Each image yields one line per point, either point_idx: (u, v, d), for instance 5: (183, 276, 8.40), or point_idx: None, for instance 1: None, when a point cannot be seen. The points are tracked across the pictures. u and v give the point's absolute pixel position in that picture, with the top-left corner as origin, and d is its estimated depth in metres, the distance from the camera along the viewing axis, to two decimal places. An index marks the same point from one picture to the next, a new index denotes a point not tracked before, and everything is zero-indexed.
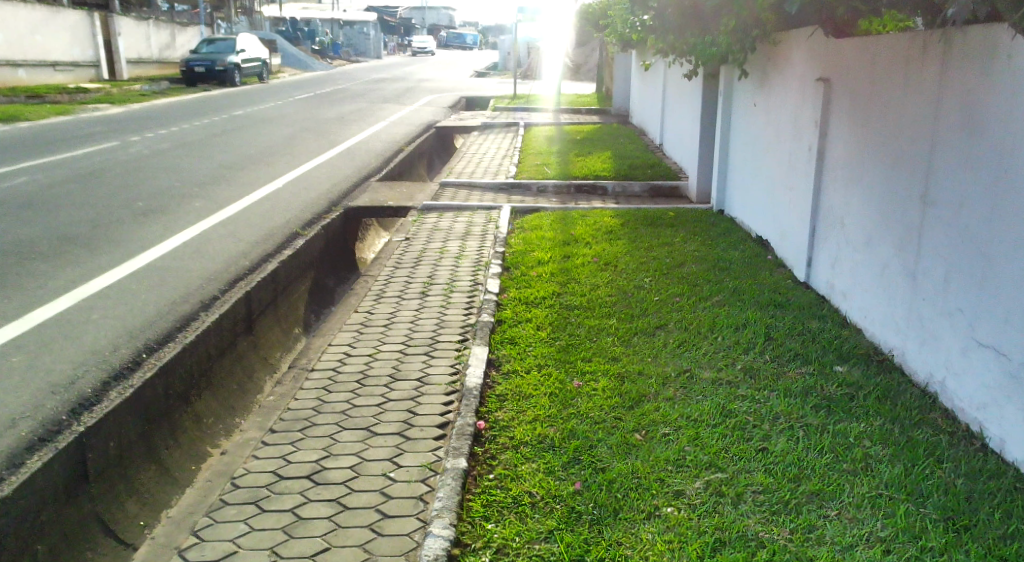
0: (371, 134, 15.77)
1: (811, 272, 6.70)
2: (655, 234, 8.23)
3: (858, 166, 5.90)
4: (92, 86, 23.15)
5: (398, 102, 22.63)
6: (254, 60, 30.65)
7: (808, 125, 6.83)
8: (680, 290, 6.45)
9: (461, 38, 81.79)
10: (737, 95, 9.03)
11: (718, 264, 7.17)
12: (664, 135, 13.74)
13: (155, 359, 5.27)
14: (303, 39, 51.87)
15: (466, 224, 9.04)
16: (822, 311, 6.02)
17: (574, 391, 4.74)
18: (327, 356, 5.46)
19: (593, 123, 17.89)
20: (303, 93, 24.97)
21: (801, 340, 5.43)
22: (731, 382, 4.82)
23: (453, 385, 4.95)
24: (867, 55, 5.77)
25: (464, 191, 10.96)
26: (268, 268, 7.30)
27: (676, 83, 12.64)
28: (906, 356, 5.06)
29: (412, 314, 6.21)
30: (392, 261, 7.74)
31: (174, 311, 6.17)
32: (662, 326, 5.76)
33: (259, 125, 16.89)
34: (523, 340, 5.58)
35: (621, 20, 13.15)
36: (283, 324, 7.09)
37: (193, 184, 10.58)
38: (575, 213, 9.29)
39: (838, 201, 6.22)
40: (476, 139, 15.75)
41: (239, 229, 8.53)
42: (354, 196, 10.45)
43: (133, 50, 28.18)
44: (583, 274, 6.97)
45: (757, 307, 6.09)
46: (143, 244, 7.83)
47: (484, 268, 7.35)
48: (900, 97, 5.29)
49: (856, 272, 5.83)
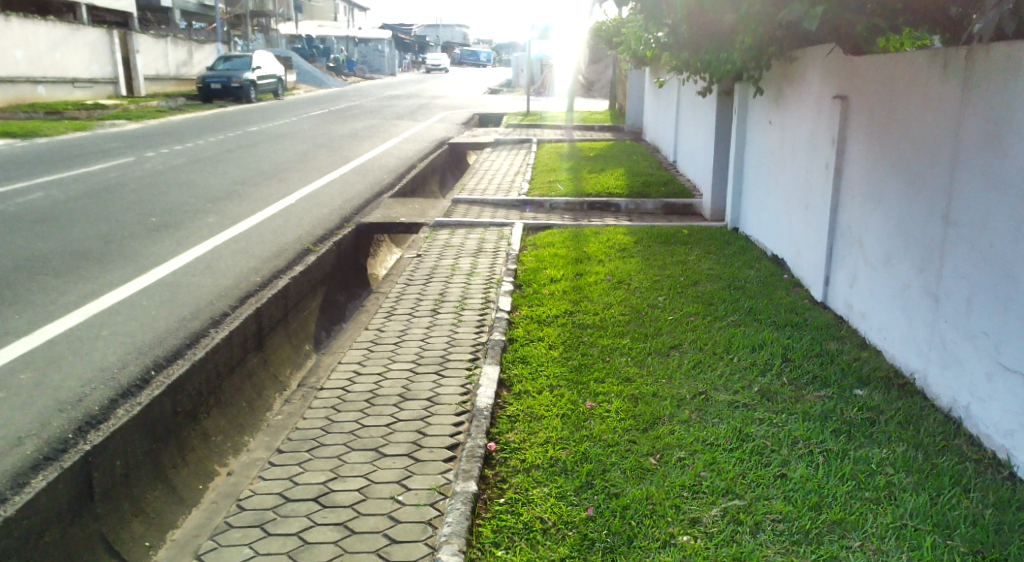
0: (385, 151, 15.76)
1: (828, 292, 6.60)
2: (670, 252, 8.15)
3: (876, 185, 5.81)
4: (110, 103, 23.29)
5: (412, 118, 22.67)
6: (270, 76, 30.79)
7: (824, 143, 6.74)
8: (695, 309, 6.35)
9: (476, 55, 82.14)
10: (752, 112, 8.94)
11: (733, 283, 7.07)
12: (677, 152, 13.67)
13: (163, 377, 5.21)
14: (318, 57, 52.22)
15: (478, 241, 8.98)
16: (840, 332, 5.92)
17: (587, 413, 4.65)
18: (336, 374, 5.40)
19: (605, 139, 17.86)
20: (318, 110, 25.05)
21: (819, 362, 5.32)
22: (748, 405, 4.72)
23: (464, 405, 4.86)
24: (886, 73, 5.69)
25: (477, 208, 10.91)
26: (279, 284, 7.26)
27: (690, 100, 12.58)
28: (928, 380, 4.95)
29: (423, 332, 6.14)
30: (403, 277, 7.68)
31: (183, 328, 6.12)
32: (677, 346, 5.67)
33: (273, 140, 16.92)
34: (535, 360, 5.50)
35: (635, 38, 13.11)
36: (294, 341, 7.03)
37: (207, 200, 10.57)
38: (588, 231, 9.22)
39: (857, 220, 6.12)
40: (489, 156, 15.73)
41: (251, 245, 8.49)
42: (366, 212, 10.42)
43: (150, 67, 28.37)
44: (596, 292, 6.89)
45: (773, 328, 5.99)
46: (154, 260, 7.80)
47: (496, 286, 7.28)
48: (920, 115, 5.21)
49: (875, 293, 5.73)
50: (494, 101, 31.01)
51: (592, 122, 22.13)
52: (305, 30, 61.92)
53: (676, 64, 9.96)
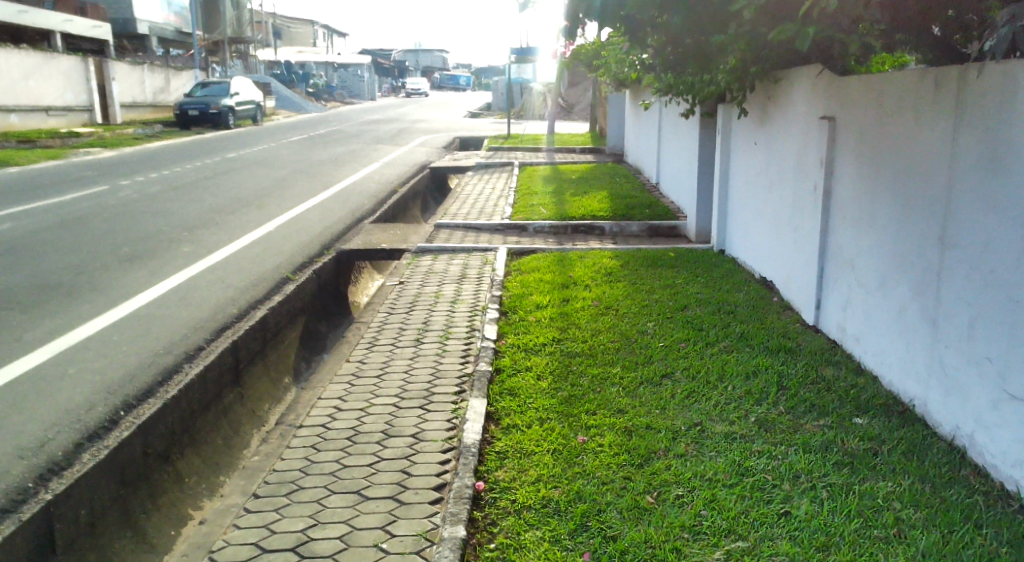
0: (365, 176, 15.59)
1: (820, 315, 6.45)
2: (656, 276, 7.99)
3: (868, 206, 5.68)
4: (85, 131, 23.00)
5: (393, 143, 22.53)
6: (248, 102, 30.60)
7: (812, 164, 6.63)
8: (686, 335, 6.18)
9: (454, 80, 82.38)
10: (736, 133, 8.83)
11: (723, 306, 6.92)
12: (660, 174, 13.57)
13: (133, 418, 4.98)
14: (297, 82, 52.08)
15: (461, 267, 8.80)
16: (834, 357, 5.76)
17: (579, 449, 4.46)
18: (316, 409, 5.18)
19: (587, 162, 17.76)
20: (296, 136, 24.84)
21: (816, 389, 5.16)
22: (746, 437, 4.54)
23: (450, 442, 4.66)
24: (875, 92, 5.58)
25: (460, 232, 10.74)
26: (256, 315, 7.04)
27: (672, 122, 12.49)
28: (929, 407, 4.79)
29: (407, 364, 5.93)
30: (385, 306, 7.48)
31: (155, 364, 5.89)
32: (669, 375, 5.49)
33: (251, 167, 16.70)
34: (522, 391, 5.31)
35: (616, 60, 13.02)
36: (272, 374, 6.81)
37: (183, 228, 10.33)
38: (573, 254, 9.06)
39: (848, 242, 5.99)
40: (471, 180, 15.57)
41: (228, 274, 8.27)
42: (347, 239, 10.22)
43: (127, 94, 28.09)
44: (584, 319, 6.71)
45: (766, 354, 5.82)
46: (127, 292, 7.56)
47: (481, 313, 7.10)
48: (912, 135, 5.08)
49: (869, 316, 5.59)
50: (474, 125, 30.95)
51: (573, 144, 22.03)
52: (284, 56, 61.78)
53: (659, 86, 9.85)
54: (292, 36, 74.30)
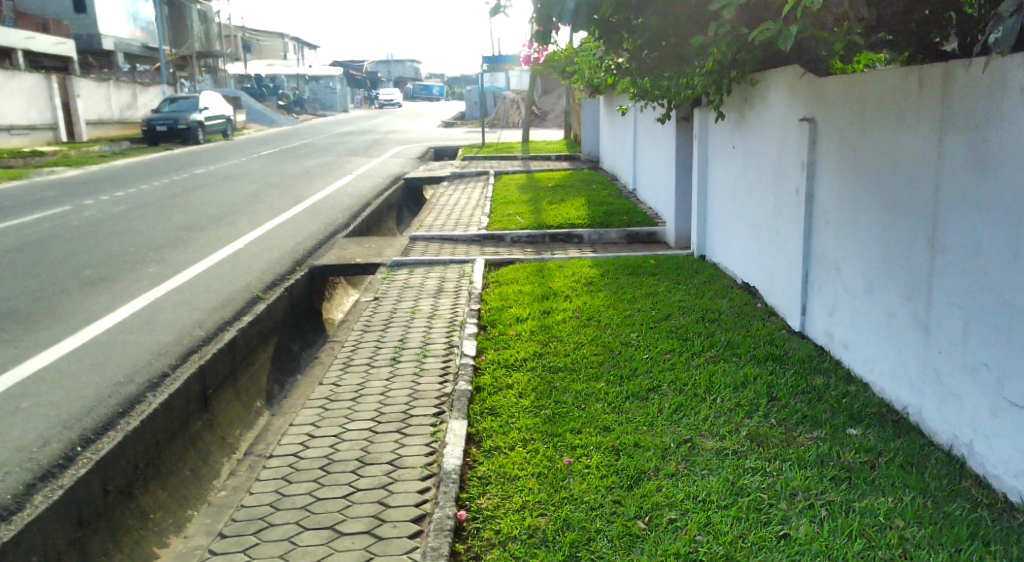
0: (338, 188, 15.35)
1: (806, 321, 6.29)
2: (638, 284, 7.82)
3: (853, 209, 5.53)
4: (50, 150, 22.61)
5: (366, 155, 22.28)
6: (218, 117, 30.25)
7: (793, 167, 6.48)
8: (671, 346, 6.00)
9: (428, 90, 82.19)
10: (713, 137, 8.67)
11: (707, 314, 6.76)
12: (637, 180, 13.41)
13: (90, 454, 4.89)
14: (268, 96, 51.71)
15: (438, 280, 8.58)
16: (823, 364, 5.59)
17: (565, 472, 4.26)
18: (288, 437, 4.96)
19: (563, 168, 17.58)
20: (268, 149, 24.54)
21: (807, 399, 4.98)
22: (738, 453, 4.35)
23: (429, 468, 4.45)
24: (856, 93, 5.43)
25: (435, 244, 10.53)
26: (225, 337, 6.81)
27: (648, 126, 12.35)
28: (924, 415, 4.62)
29: (383, 385, 5.70)
30: (360, 323, 7.25)
31: (116, 394, 5.71)
32: (655, 388, 5.29)
33: (221, 182, 16.42)
34: (503, 411, 5.10)
35: (591, 66, 12.86)
36: (242, 398, 6.59)
37: (149, 248, 10.08)
38: (551, 264, 8.89)
39: (833, 246, 5.84)
40: (446, 190, 15.36)
41: (196, 295, 8.03)
42: (320, 254, 9.98)
43: (93, 111, 27.67)
44: (565, 331, 6.52)
45: (754, 363, 5.65)
46: (88, 317, 7.33)
47: (459, 328, 6.88)
48: (896, 136, 4.94)
49: (858, 321, 5.43)
50: (448, 134, 30.73)
51: (548, 151, 21.85)
52: (255, 70, 61.30)
53: (633, 91, 9.70)
54: (263, 49, 73.80)
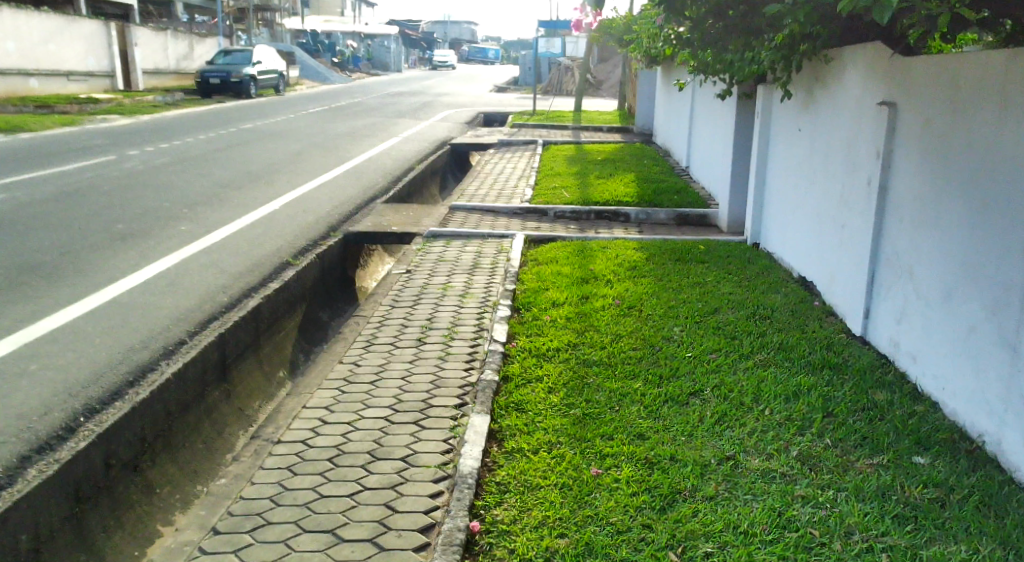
0: (382, 151, 14.96)
1: (869, 326, 5.78)
2: (684, 272, 7.34)
3: (932, 207, 5.01)
4: (104, 97, 22.56)
5: (416, 117, 21.92)
6: (272, 71, 30.05)
7: (865, 156, 5.93)
8: (717, 345, 5.54)
9: (485, 53, 81.52)
10: (776, 117, 8.10)
11: (758, 310, 6.28)
12: (691, 157, 12.84)
13: (92, 427, 4.58)
14: (324, 53, 51.60)
15: (474, 255, 8.18)
16: (885, 377, 5.11)
17: (592, 485, 3.87)
18: (297, 421, 4.61)
19: (615, 141, 17.04)
20: (318, 107, 24.24)
21: (866, 419, 4.53)
22: (788, 476, 3.95)
23: (444, 469, 4.07)
24: (947, 76, 4.88)
25: (476, 215, 10.13)
26: (248, 304, 6.49)
27: (706, 102, 11.74)
28: (1004, 446, 4.17)
29: (405, 369, 5.34)
30: (389, 297, 6.89)
31: (127, 362, 5.41)
32: (698, 393, 4.87)
33: (266, 138, 16.14)
34: (530, 408, 4.72)
35: (650, 35, 12.27)
36: (264, 368, 6.28)
37: (184, 205, 9.80)
38: (595, 244, 8.44)
39: (905, 247, 5.32)
40: (492, 158, 14.91)
41: (224, 258, 7.73)
42: (356, 220, 9.64)
43: (149, 60, 27.59)
44: (603, 321, 6.09)
45: (808, 371, 5.18)
46: (112, 275, 7.05)
47: (491, 310, 6.49)
48: (995, 127, 4.40)
49: (930, 333, 4.94)
50: (499, 99, 30.16)
51: (600, 122, 21.24)
52: (311, 24, 60.95)
53: (693, 64, 9.11)
54: (322, 5, 73.49)
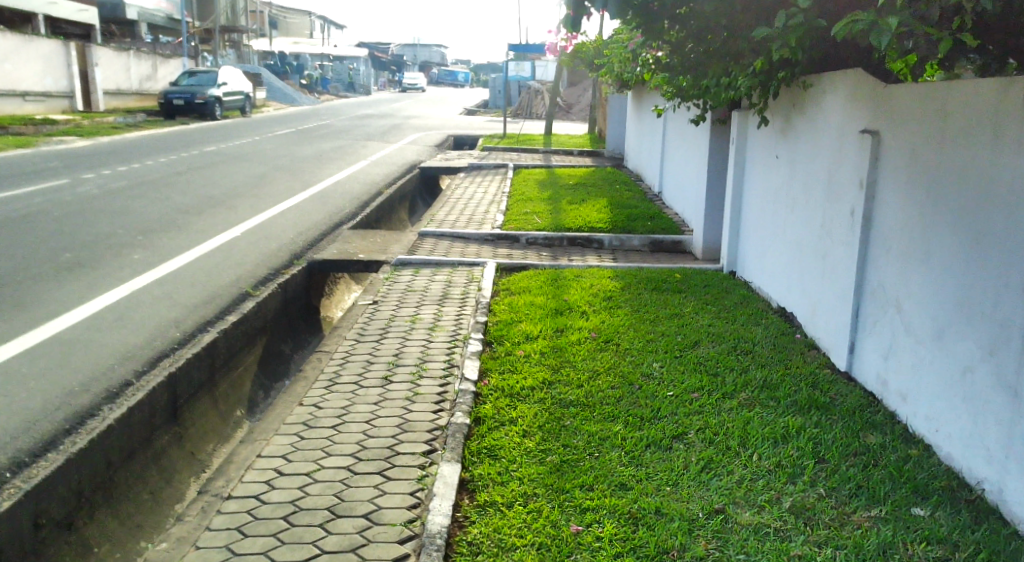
0: (349, 175, 14.65)
1: (854, 361, 5.54)
2: (661, 302, 7.08)
3: (920, 240, 4.79)
4: (62, 118, 22.04)
5: (385, 140, 21.61)
6: (237, 93, 29.63)
7: (848, 184, 5.72)
8: (699, 383, 5.26)
9: (454, 75, 81.54)
10: (753, 143, 7.89)
11: (740, 344, 6.03)
12: (664, 182, 12.67)
13: (20, 481, 4.21)
14: (291, 74, 51.24)
15: (444, 284, 7.88)
16: (875, 417, 4.86)
17: (571, 547, 3.62)
18: (250, 473, 4.26)
19: (586, 165, 16.87)
20: (283, 129, 23.85)
21: (860, 464, 4.28)
22: (781, 533, 3.71)
23: (411, 528, 3.77)
24: (934, 104, 4.68)
25: (446, 242, 9.84)
26: (202, 340, 6.13)
27: (680, 127, 11.57)
28: (1005, 495, 3.94)
29: (370, 411, 5.01)
30: (353, 331, 6.56)
31: (66, 407, 5.04)
32: (681, 437, 4.58)
33: (229, 161, 15.76)
34: (503, 455, 4.41)
35: (621, 60, 12.11)
36: (219, 408, 5.93)
37: (138, 231, 9.40)
38: (569, 272, 8.18)
39: (892, 280, 5.10)
40: (462, 181, 14.64)
41: (178, 288, 7.36)
42: (321, 247, 9.30)
43: (111, 81, 27.07)
44: (580, 356, 5.79)
45: (795, 411, 4.92)
46: (55, 308, 6.65)
47: (462, 344, 6.18)
48: (988, 159, 4.20)
49: (921, 371, 4.70)
50: (468, 122, 29.96)
51: (570, 145, 21.03)
52: (279, 46, 60.55)
53: (667, 88, 8.92)
54: (290, 27, 73.16)
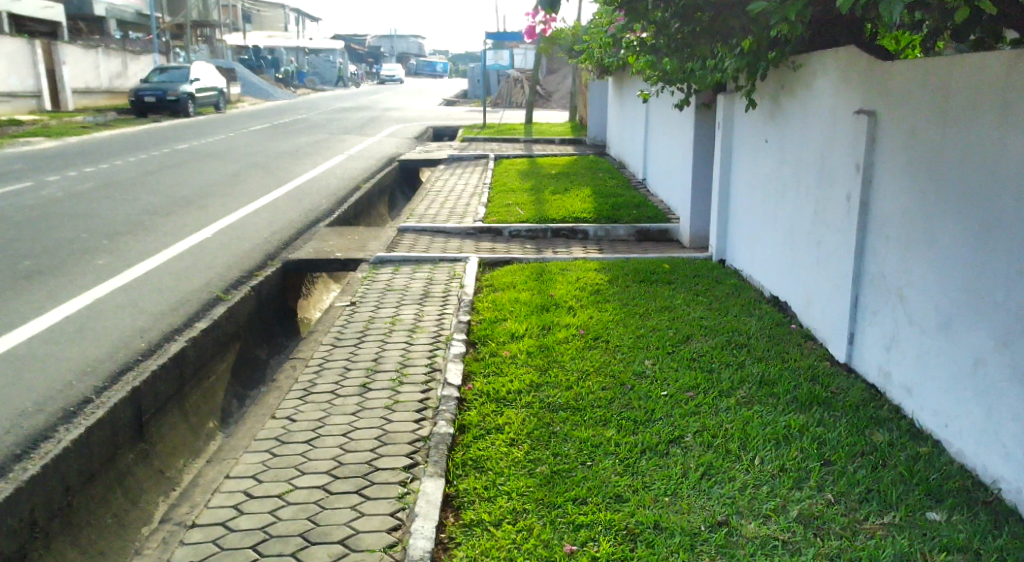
0: (325, 170, 14.32)
1: (853, 353, 5.29)
2: (650, 295, 6.82)
3: (923, 224, 4.53)
4: (30, 118, 21.54)
5: (362, 133, 21.23)
6: (211, 89, 29.14)
7: (842, 167, 5.46)
8: (694, 382, 4.99)
9: (432, 66, 81.00)
10: (740, 127, 7.62)
11: (733, 337, 5.78)
12: (648, 170, 12.38)
13: None
14: (266, 69, 50.64)
15: (425, 281, 7.59)
16: (880, 412, 4.60)
17: None
18: (217, 497, 4.04)
19: (568, 153, 16.58)
20: (258, 125, 23.43)
21: (868, 464, 4.03)
22: (791, 546, 3.46)
23: (391, 553, 3.54)
24: (935, 80, 4.41)
25: (426, 237, 9.54)
26: (168, 350, 5.84)
27: (663, 112, 11.28)
28: None
29: (347, 423, 4.73)
30: (330, 335, 6.27)
31: (18, 432, 4.74)
32: (678, 440, 4.32)
33: (201, 159, 15.39)
34: (489, 467, 4.14)
35: (602, 45, 11.80)
36: (189, 420, 5.63)
37: (104, 235, 9.07)
38: (553, 266, 7.90)
39: (892, 267, 4.84)
40: (441, 174, 14.32)
41: (144, 295, 7.06)
42: (296, 246, 8.99)
43: (80, 80, 26.53)
44: (568, 356, 5.51)
45: (795, 408, 4.65)
46: (13, 321, 6.36)
47: (444, 346, 5.90)
48: (996, 138, 3.94)
49: (928, 363, 4.44)
50: (448, 113, 29.57)
51: (551, 134, 20.71)
52: (254, 40, 59.82)
53: (650, 73, 8.65)
54: (264, 20, 72.33)
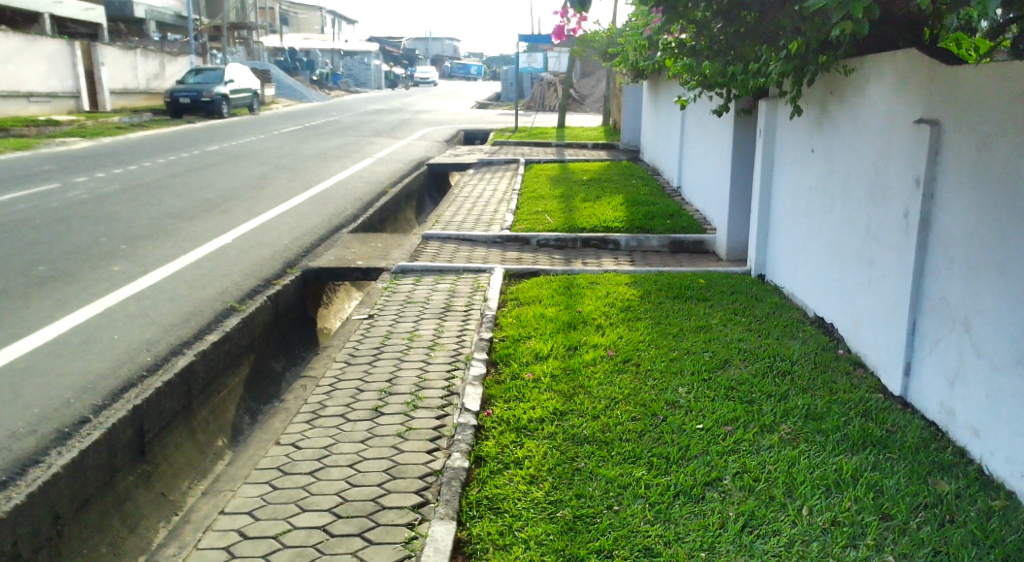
0: (354, 173, 14.05)
1: (909, 385, 4.84)
2: (685, 313, 6.40)
3: (992, 249, 4.10)
4: (66, 119, 21.55)
5: (392, 135, 20.94)
6: (246, 90, 29.08)
7: (899, 182, 5.01)
8: (732, 414, 4.58)
9: (466, 69, 80.92)
10: (783, 134, 7.16)
11: (776, 362, 5.35)
12: (683, 177, 11.94)
13: None
14: (302, 71, 50.78)
15: (447, 294, 7.23)
16: (943, 456, 4.16)
17: None
18: (209, 537, 3.72)
19: (601, 159, 16.17)
20: (291, 126, 23.26)
21: (933, 520, 3.60)
22: None
23: None
24: (1010, 88, 3.96)
25: (451, 245, 9.19)
26: (175, 365, 5.53)
27: (700, 118, 10.84)
28: None
29: (355, 452, 4.38)
30: (345, 351, 5.92)
31: (8, 455, 4.44)
32: (714, 483, 3.91)
33: (231, 161, 15.18)
34: (506, 509, 3.76)
35: (638, 49, 11.39)
36: (196, 439, 5.30)
37: (123, 239, 8.82)
38: (583, 279, 7.50)
39: (955, 293, 4.40)
40: (471, 178, 13.99)
41: (157, 304, 6.78)
42: (317, 254, 8.68)
43: (118, 80, 26.58)
44: (596, 381, 5.10)
45: (847, 448, 4.22)
46: (19, 331, 6.09)
47: (464, 366, 5.52)
48: None
49: (996, 403, 4.01)
50: (480, 116, 29.28)
51: (584, 139, 20.34)
52: (291, 42, 60.05)
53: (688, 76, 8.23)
54: (301, 22, 72.67)
